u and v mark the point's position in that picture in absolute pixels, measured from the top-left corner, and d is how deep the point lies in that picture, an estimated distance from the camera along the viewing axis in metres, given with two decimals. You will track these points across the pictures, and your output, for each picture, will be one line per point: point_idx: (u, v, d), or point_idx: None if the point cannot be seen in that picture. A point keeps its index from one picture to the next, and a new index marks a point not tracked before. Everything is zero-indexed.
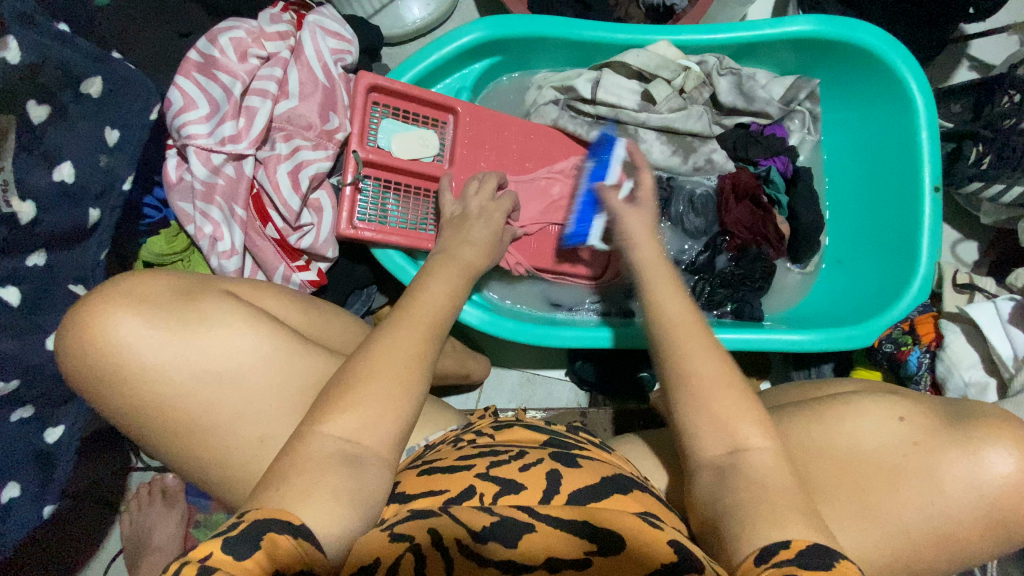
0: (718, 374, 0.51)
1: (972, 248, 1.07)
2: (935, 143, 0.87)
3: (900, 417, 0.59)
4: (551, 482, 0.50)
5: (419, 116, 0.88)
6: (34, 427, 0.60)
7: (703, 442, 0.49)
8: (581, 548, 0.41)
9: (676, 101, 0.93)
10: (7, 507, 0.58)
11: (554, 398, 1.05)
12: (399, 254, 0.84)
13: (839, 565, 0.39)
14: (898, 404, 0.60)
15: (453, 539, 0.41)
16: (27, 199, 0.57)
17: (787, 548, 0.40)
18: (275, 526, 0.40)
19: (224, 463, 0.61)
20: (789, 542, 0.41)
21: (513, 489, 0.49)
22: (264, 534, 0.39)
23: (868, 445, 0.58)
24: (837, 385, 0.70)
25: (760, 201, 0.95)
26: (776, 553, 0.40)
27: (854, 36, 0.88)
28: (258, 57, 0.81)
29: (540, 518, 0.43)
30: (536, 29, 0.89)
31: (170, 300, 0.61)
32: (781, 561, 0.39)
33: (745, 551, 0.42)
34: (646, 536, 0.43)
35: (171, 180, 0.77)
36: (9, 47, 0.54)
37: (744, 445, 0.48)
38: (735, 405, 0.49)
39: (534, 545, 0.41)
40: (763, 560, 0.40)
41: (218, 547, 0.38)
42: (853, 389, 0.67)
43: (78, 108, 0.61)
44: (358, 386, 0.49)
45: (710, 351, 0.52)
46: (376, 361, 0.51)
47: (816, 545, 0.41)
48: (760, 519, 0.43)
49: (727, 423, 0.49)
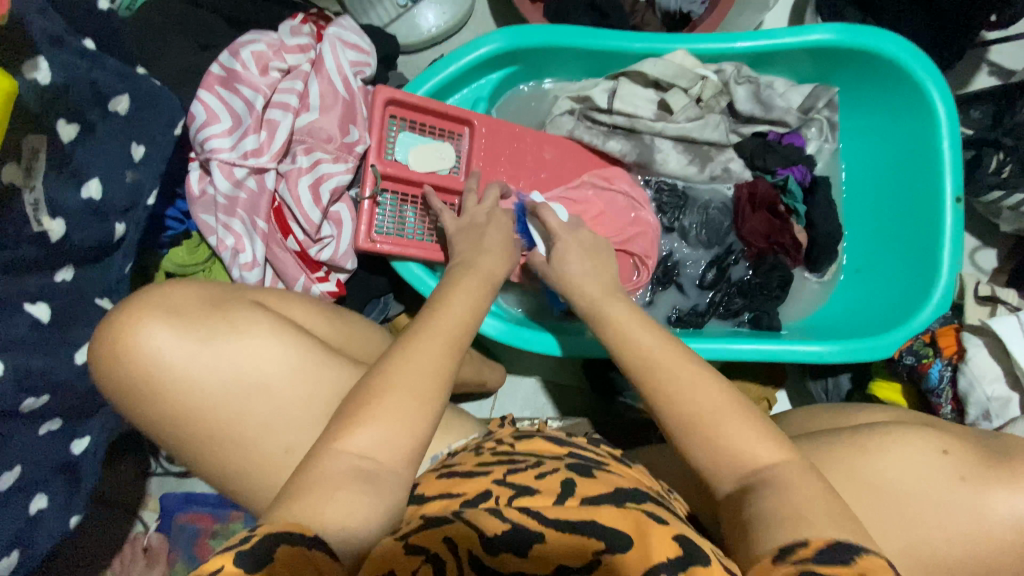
0: (720, 406, 0.50)
1: (990, 256, 1.05)
2: (957, 151, 0.87)
3: (943, 449, 0.58)
4: (567, 488, 0.49)
5: (435, 129, 0.88)
6: (63, 439, 0.62)
7: (719, 470, 0.49)
8: (591, 548, 0.42)
9: (693, 110, 0.93)
10: (36, 518, 0.59)
11: (569, 405, 1.05)
12: (419, 266, 0.84)
13: (860, 561, 0.38)
14: (940, 436, 0.60)
15: (466, 547, 0.41)
16: (57, 218, 0.57)
17: (806, 547, 0.40)
18: (288, 539, 0.40)
19: (251, 473, 0.62)
20: (805, 541, 0.40)
21: (529, 492, 0.49)
22: (277, 548, 0.38)
23: (908, 480, 0.57)
24: (868, 414, 0.70)
25: (777, 211, 0.94)
26: (795, 552, 0.40)
27: (877, 45, 0.87)
28: (278, 70, 0.82)
29: (551, 528, 0.43)
30: (555, 39, 0.89)
31: (199, 310, 0.62)
32: (801, 558, 0.39)
33: (767, 548, 0.41)
34: (649, 528, 0.44)
35: (195, 194, 0.79)
36: (40, 67, 0.54)
37: (762, 465, 0.47)
38: (750, 434, 0.49)
39: (545, 553, 0.42)
40: (780, 557, 0.40)
41: (229, 560, 0.37)
42: (885, 419, 0.67)
43: (106, 126, 0.61)
44: (375, 401, 0.50)
45: (707, 386, 0.51)
46: (392, 380, 0.51)
47: (839, 543, 0.40)
48: (784, 524, 0.42)
49: (733, 429, 0.49)
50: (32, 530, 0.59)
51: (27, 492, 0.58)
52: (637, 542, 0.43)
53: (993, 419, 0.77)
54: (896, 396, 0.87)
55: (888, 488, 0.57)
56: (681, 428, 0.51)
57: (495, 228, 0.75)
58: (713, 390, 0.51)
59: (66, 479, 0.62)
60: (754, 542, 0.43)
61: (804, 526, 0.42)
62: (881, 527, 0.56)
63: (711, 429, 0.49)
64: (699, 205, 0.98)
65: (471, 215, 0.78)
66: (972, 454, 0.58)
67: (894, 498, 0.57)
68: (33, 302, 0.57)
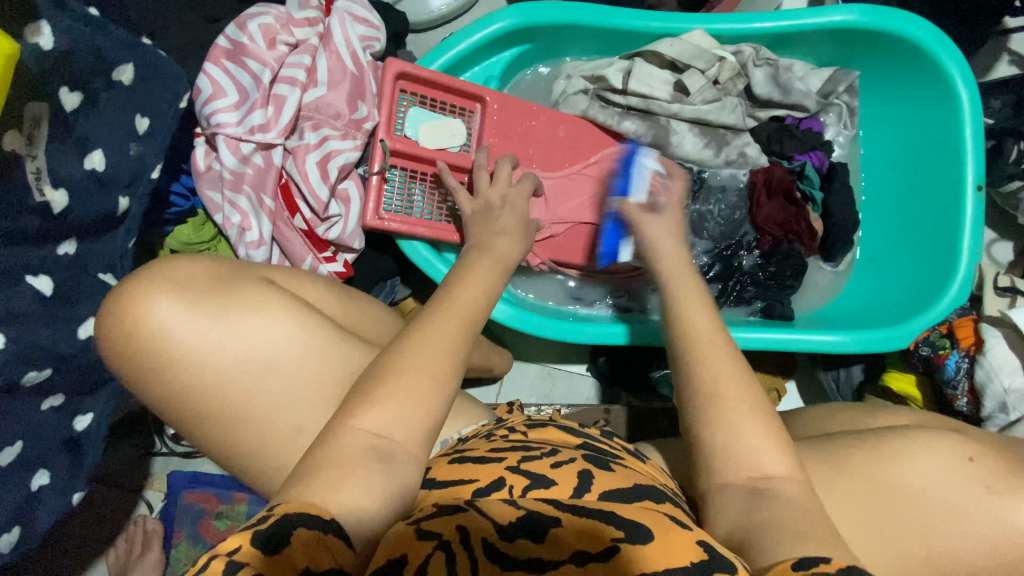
0: (748, 405, 0.49)
1: (1007, 249, 1.03)
2: (980, 139, 0.85)
3: (969, 457, 0.57)
4: (583, 481, 0.49)
5: (447, 105, 0.87)
6: (65, 415, 0.61)
7: (727, 469, 0.48)
8: (609, 535, 0.41)
9: (710, 92, 0.90)
10: (37, 494, 0.59)
11: (575, 393, 1.04)
12: (425, 247, 0.83)
13: None
14: (964, 443, 0.58)
15: (480, 538, 0.40)
16: (60, 188, 0.56)
17: (827, 563, 0.38)
18: (303, 521, 0.39)
19: (256, 455, 0.61)
20: (829, 558, 0.38)
21: (543, 483, 0.48)
22: (293, 531, 0.38)
23: (924, 479, 0.56)
24: (889, 417, 0.68)
25: (794, 198, 0.92)
26: (815, 566, 0.38)
27: (899, 27, 0.85)
28: (286, 44, 0.80)
29: (568, 515, 0.43)
30: (569, 17, 0.87)
31: (207, 284, 0.61)
32: (820, 571, 0.37)
33: (774, 562, 0.40)
34: (672, 531, 0.43)
35: (200, 169, 0.77)
36: (43, 32, 0.53)
37: (772, 474, 0.47)
38: (763, 436, 0.48)
39: (563, 539, 0.40)
40: (801, 565, 0.38)
41: (246, 542, 0.37)
42: (906, 424, 0.65)
43: (109, 96, 0.59)
44: (387, 376, 0.49)
45: (738, 386, 0.50)
46: (409, 355, 0.50)
47: (856, 566, 0.38)
48: (784, 535, 0.42)
49: (749, 449, 0.48)
50: (32, 506, 0.58)
51: (29, 468, 0.58)
52: (656, 543, 0.41)
53: (1009, 411, 0.75)
54: (909, 386, 0.87)
55: (902, 482, 0.56)
56: (693, 394, 0.51)
57: (505, 208, 0.74)
58: (745, 389, 0.50)
59: (68, 455, 0.61)
60: (756, 556, 0.42)
61: (804, 544, 0.40)
62: (901, 518, 0.55)
63: (734, 425, 0.48)
64: (715, 193, 0.95)
65: (487, 197, 0.76)
66: (996, 459, 0.57)
67: (904, 489, 0.56)
68: (35, 275, 0.56)
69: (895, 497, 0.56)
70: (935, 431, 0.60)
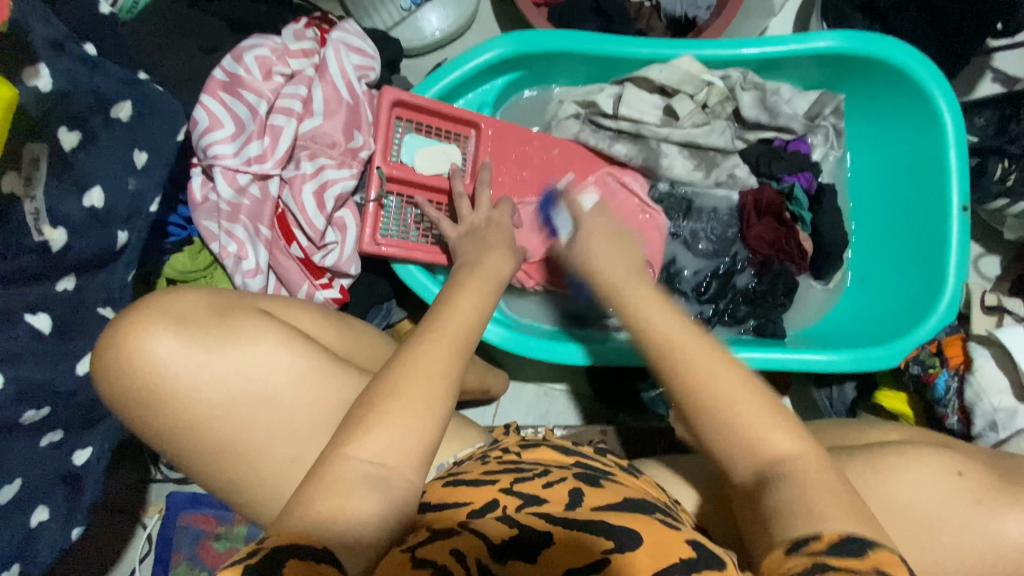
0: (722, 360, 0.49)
1: (994, 263, 1.04)
2: (964, 159, 0.87)
3: (959, 471, 0.58)
4: (574, 497, 0.49)
5: (441, 131, 0.88)
6: (64, 450, 0.61)
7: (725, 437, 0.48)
8: (598, 547, 0.42)
9: (698, 117, 0.93)
10: (37, 530, 0.59)
11: (571, 412, 1.05)
12: (421, 271, 0.84)
13: (874, 554, 0.38)
14: (955, 458, 0.59)
15: (474, 554, 0.40)
16: (58, 226, 0.56)
17: (820, 540, 0.40)
18: (298, 552, 0.38)
19: (254, 486, 0.61)
20: (819, 535, 0.40)
21: (535, 501, 0.48)
22: (283, 562, 0.37)
23: (920, 500, 0.56)
24: (878, 433, 0.69)
25: (782, 218, 0.94)
26: (808, 545, 0.40)
27: (881, 51, 0.87)
28: (282, 75, 0.82)
29: (557, 530, 0.44)
30: (559, 44, 0.88)
31: (208, 319, 0.61)
32: (815, 549, 0.39)
33: (782, 540, 0.42)
34: (662, 539, 0.44)
35: (196, 200, 0.78)
36: (41, 74, 0.53)
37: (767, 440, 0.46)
38: (753, 399, 0.47)
39: (551, 555, 0.41)
40: (794, 549, 0.40)
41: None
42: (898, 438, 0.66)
43: (108, 133, 0.60)
44: (384, 402, 0.49)
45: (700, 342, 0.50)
46: (402, 379, 0.50)
47: (850, 535, 0.40)
48: (796, 516, 0.42)
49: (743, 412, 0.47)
50: (31, 543, 0.59)
51: (28, 504, 0.58)
52: (645, 547, 0.43)
53: (1000, 430, 0.76)
54: (902, 405, 0.88)
55: (898, 503, 0.56)
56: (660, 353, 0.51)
57: (497, 232, 0.75)
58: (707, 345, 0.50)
59: (67, 490, 0.61)
60: (772, 532, 0.43)
61: (822, 519, 0.41)
62: (895, 539, 0.55)
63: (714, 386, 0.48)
64: (705, 212, 0.98)
65: (469, 222, 0.78)
66: (985, 476, 0.58)
67: (899, 509, 0.56)
68: (33, 312, 0.57)
69: (892, 520, 0.56)
70: (925, 446, 0.61)
